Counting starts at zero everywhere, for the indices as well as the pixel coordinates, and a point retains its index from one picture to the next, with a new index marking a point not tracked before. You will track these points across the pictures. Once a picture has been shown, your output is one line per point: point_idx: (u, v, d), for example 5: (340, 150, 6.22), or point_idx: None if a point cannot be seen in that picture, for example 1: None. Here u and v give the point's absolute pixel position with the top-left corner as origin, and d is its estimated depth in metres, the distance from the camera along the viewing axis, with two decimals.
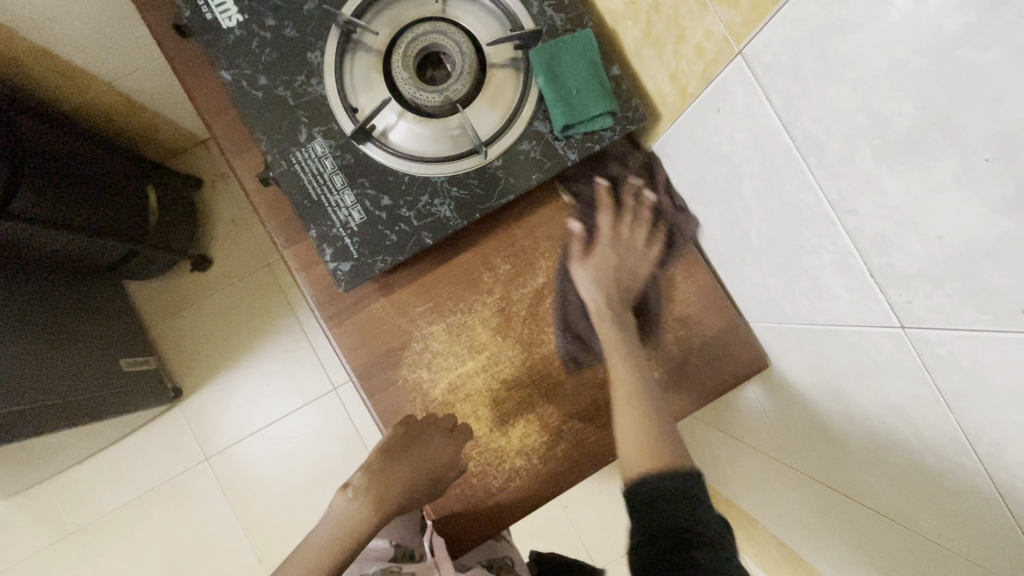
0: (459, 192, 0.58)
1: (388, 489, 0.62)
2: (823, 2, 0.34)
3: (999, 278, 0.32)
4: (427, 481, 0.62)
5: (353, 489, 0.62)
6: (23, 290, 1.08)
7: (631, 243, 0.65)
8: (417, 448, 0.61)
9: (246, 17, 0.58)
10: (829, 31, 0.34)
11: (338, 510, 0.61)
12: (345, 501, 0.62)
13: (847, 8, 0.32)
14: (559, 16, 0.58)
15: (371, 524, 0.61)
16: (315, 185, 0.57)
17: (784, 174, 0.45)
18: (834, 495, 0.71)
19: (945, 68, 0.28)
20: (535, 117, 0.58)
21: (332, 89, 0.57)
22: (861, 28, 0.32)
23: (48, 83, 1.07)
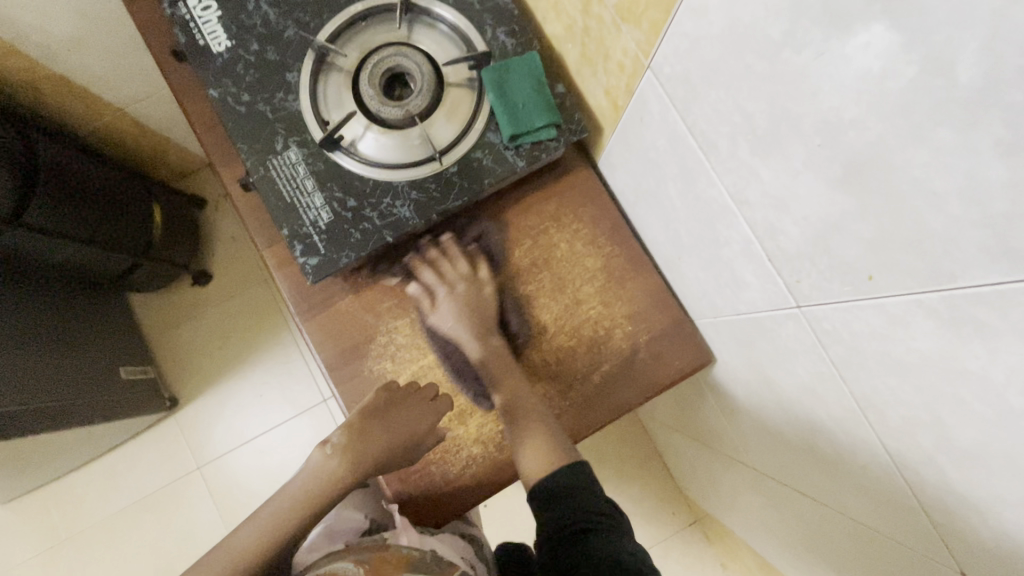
0: (418, 195, 0.64)
1: (363, 450, 0.67)
2: (694, 20, 0.40)
3: (849, 250, 0.37)
4: (405, 445, 0.66)
5: (332, 446, 0.68)
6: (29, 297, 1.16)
7: (459, 281, 0.70)
8: (396, 415, 0.65)
9: (234, 43, 0.66)
10: (702, 44, 0.40)
11: (316, 463, 0.68)
12: (323, 455, 0.68)
13: (710, 24, 0.38)
14: (510, 41, 0.65)
15: (345, 480, 0.67)
16: (289, 188, 0.64)
17: (695, 172, 0.51)
18: (786, 492, 0.73)
19: (778, 69, 0.34)
20: (487, 129, 0.64)
21: (306, 105, 0.64)
22: (722, 40, 0.38)
23: (66, 107, 1.16)
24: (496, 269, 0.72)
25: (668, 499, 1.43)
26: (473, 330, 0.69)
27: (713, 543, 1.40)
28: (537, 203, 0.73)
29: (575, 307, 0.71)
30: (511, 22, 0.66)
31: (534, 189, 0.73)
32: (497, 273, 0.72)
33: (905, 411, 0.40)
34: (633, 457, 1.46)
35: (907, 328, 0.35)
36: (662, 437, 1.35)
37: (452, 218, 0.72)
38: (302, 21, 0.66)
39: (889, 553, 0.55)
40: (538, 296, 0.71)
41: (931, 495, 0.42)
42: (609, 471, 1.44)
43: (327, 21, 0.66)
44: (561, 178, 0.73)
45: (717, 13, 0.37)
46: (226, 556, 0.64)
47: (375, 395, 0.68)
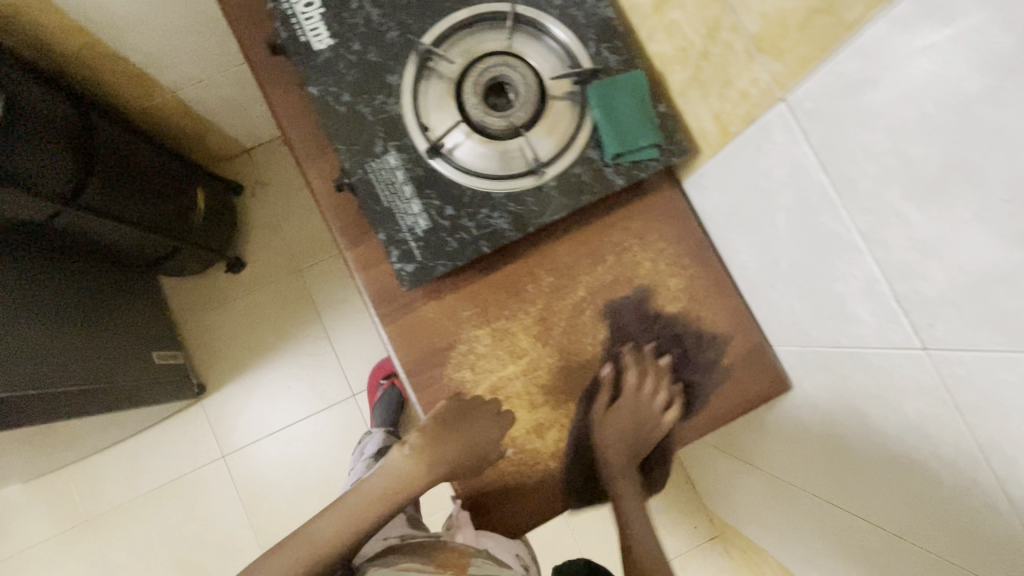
0: (516, 207, 0.63)
1: (437, 454, 0.68)
2: (861, 61, 0.39)
3: (1010, 301, 0.37)
4: (473, 456, 0.68)
5: (409, 446, 0.70)
6: (70, 276, 1.15)
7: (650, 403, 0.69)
8: (467, 424, 0.68)
9: (336, 41, 0.65)
10: (865, 87, 0.40)
11: (393, 461, 0.70)
12: (400, 456, 0.70)
13: (883, 68, 0.38)
14: (614, 57, 0.65)
15: (419, 481, 0.69)
16: (386, 193, 0.63)
17: (819, 207, 0.51)
18: (849, 520, 0.74)
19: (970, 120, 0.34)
20: (588, 145, 0.64)
21: (408, 109, 0.64)
22: (896, 86, 0.38)
23: (118, 87, 1.14)
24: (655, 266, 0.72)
25: (690, 511, 1.44)
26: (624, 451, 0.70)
27: (733, 556, 1.42)
28: (622, 220, 0.72)
29: (657, 326, 0.71)
30: (616, 39, 0.66)
31: (620, 206, 0.73)
32: (579, 287, 0.71)
33: None
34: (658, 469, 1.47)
35: None
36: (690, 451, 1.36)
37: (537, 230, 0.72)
38: (405, 23, 0.65)
39: None
40: (620, 315, 0.71)
41: None
42: None
43: (430, 25, 0.65)
44: (648, 197, 0.73)
45: (897, 58, 0.37)
46: (312, 541, 0.68)
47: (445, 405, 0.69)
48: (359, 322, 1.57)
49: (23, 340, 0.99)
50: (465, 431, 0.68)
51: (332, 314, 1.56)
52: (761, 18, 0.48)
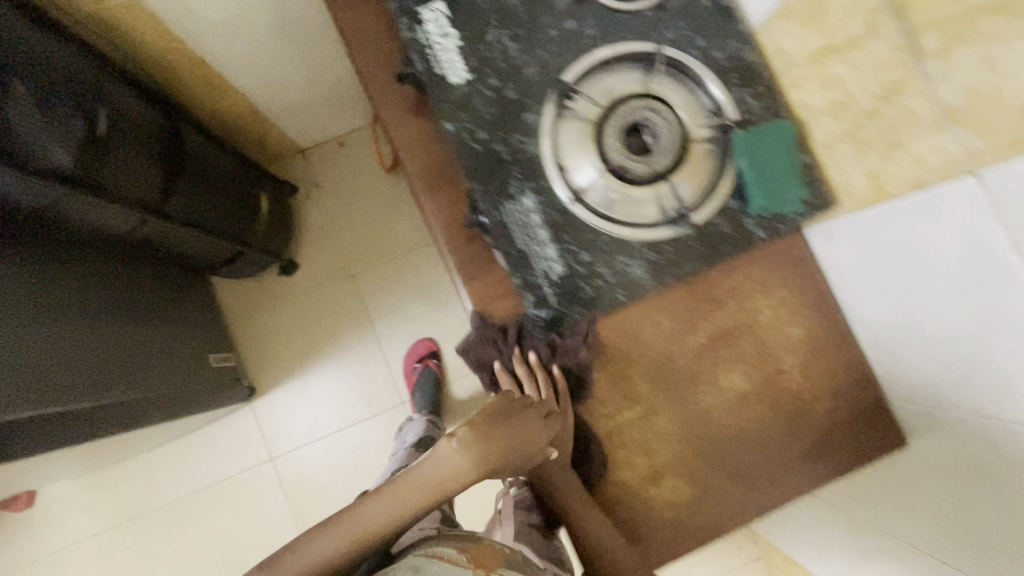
0: (654, 256, 0.62)
1: (490, 452, 0.61)
2: None
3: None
4: (522, 457, 0.63)
5: (458, 439, 0.60)
6: (140, 279, 1.13)
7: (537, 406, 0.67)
8: (516, 423, 0.63)
9: (473, 76, 0.63)
10: None
11: (440, 455, 0.60)
12: (448, 449, 0.60)
13: None
14: (757, 104, 0.63)
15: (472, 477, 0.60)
16: (522, 236, 0.62)
17: (998, 284, 0.49)
18: None
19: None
20: (730, 195, 0.62)
21: (547, 150, 0.62)
22: None
23: (193, 91, 1.12)
24: (775, 314, 0.71)
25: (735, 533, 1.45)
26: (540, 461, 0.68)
27: None
28: (746, 266, 0.70)
29: (776, 375, 0.70)
30: (759, 84, 0.64)
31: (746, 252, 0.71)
32: (698, 333, 0.70)
33: None
34: None
35: None
36: None
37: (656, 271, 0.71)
38: (544, 59, 0.63)
39: None
40: (738, 363, 0.70)
41: None
42: None
43: (571, 61, 0.63)
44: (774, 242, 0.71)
45: None
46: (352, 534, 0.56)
47: (495, 400, 0.65)
48: (409, 329, 1.55)
49: (89, 343, 0.94)
50: (515, 427, 0.63)
51: (384, 320, 1.55)
52: (964, 91, 0.47)
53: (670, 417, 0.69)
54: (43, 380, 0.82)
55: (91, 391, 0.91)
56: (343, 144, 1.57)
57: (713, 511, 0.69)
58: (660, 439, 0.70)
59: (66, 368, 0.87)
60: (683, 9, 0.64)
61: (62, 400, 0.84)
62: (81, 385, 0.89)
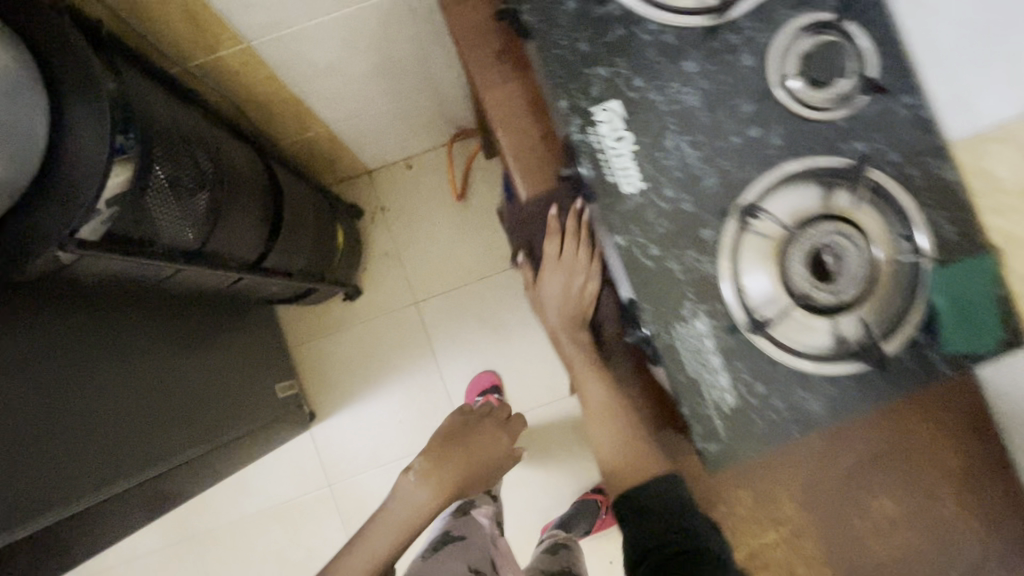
0: (832, 390, 0.59)
1: (445, 481, 0.97)
2: None
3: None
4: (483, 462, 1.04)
5: (419, 474, 0.96)
6: (218, 319, 1.11)
7: (572, 265, 0.77)
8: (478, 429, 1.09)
9: (648, 185, 0.58)
10: None
11: (407, 495, 0.96)
12: (414, 483, 0.96)
13: None
14: (952, 229, 0.58)
15: (431, 496, 0.95)
16: (693, 362, 0.58)
17: None
18: None
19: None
20: (918, 330, 0.58)
21: (726, 274, 0.58)
22: None
23: (281, 125, 1.08)
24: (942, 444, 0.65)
25: None
26: (568, 317, 0.79)
27: None
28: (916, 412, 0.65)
29: (932, 505, 0.65)
30: (957, 206, 0.58)
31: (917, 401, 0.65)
32: (851, 456, 0.66)
33: None
34: None
35: None
36: None
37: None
38: (724, 168, 0.58)
39: None
40: (893, 490, 0.66)
41: None
42: None
43: (756, 175, 0.58)
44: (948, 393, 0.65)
45: None
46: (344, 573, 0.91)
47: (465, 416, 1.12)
48: (471, 359, 1.52)
49: (175, 399, 0.91)
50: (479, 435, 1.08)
51: (444, 349, 1.53)
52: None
53: (818, 541, 0.66)
54: (115, 453, 0.76)
55: (159, 459, 0.84)
56: (410, 166, 1.52)
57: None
58: (806, 563, 0.66)
59: (136, 438, 0.80)
60: (879, 119, 0.59)
61: (125, 477, 0.77)
62: (169, 443, 0.87)
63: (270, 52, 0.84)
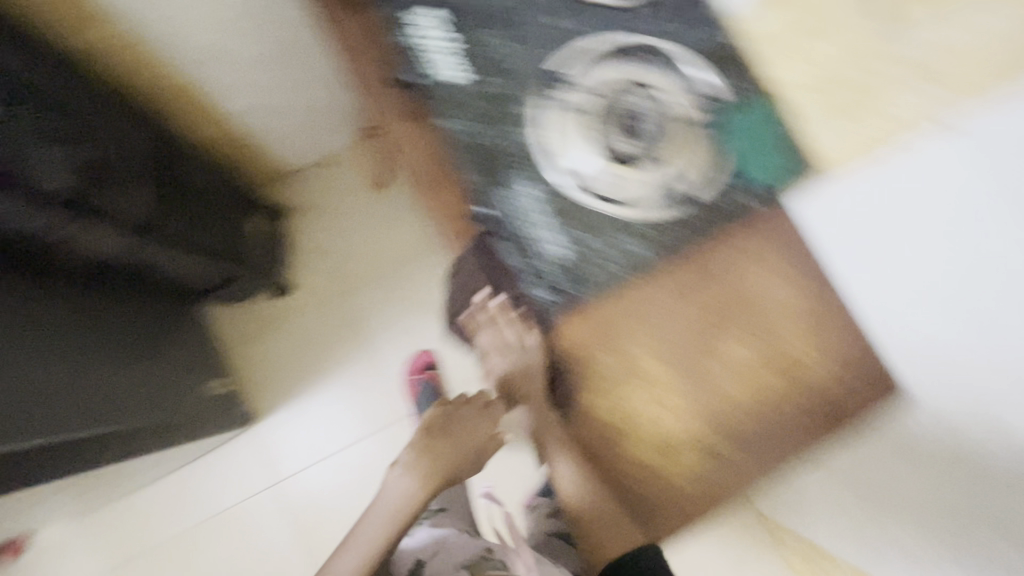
0: (649, 232, 0.67)
1: (434, 461, 0.94)
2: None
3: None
4: (471, 454, 0.94)
5: (402, 465, 0.97)
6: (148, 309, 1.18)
7: (511, 344, 0.75)
8: (458, 424, 0.94)
9: (466, 74, 0.68)
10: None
11: (391, 482, 0.98)
12: (398, 475, 0.97)
13: None
14: (737, 82, 0.66)
15: (421, 482, 0.95)
16: (520, 222, 0.68)
17: (965, 222, 0.55)
18: None
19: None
20: (716, 170, 0.67)
21: (541, 143, 0.66)
22: None
23: (184, 118, 1.15)
24: (783, 288, 0.70)
25: None
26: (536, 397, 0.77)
27: None
28: (750, 263, 0.71)
29: (782, 343, 0.71)
30: (738, 64, 0.67)
31: (747, 250, 0.70)
32: (696, 307, 0.70)
33: None
34: None
35: None
36: None
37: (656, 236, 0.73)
38: (531, 52, 0.66)
39: None
40: (738, 339, 0.71)
41: None
42: None
43: (555, 54, 0.67)
44: (780, 231, 0.70)
45: None
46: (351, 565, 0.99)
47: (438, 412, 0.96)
48: (405, 343, 1.53)
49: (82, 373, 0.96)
50: (458, 429, 0.94)
51: (377, 336, 1.53)
52: (941, 49, 0.54)
53: (677, 389, 0.71)
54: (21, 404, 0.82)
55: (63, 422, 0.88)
56: (329, 165, 1.56)
57: (721, 488, 0.72)
58: (665, 412, 0.71)
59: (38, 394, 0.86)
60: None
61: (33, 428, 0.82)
62: (77, 411, 0.91)
63: (161, 35, 0.95)
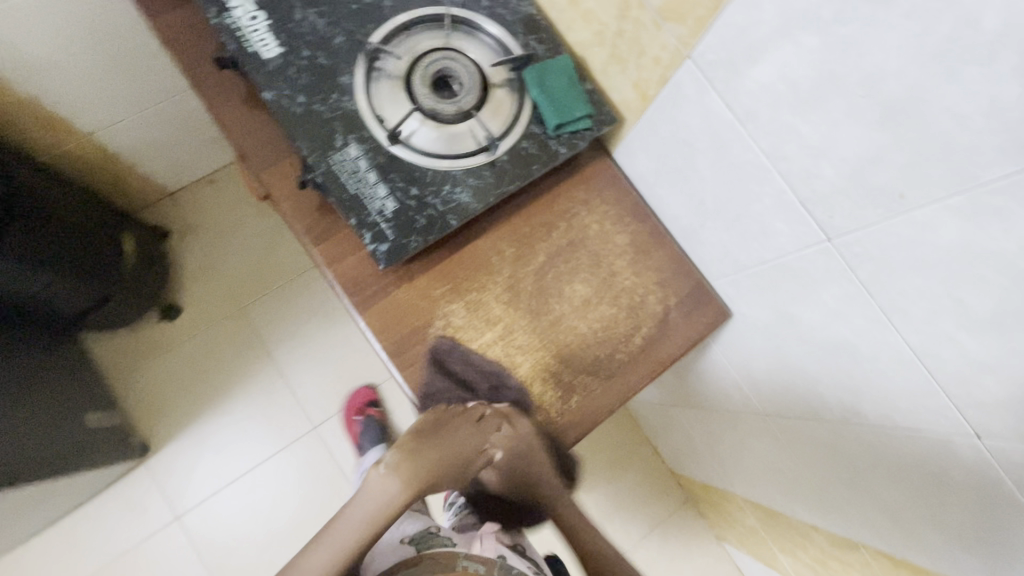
0: (475, 182, 0.71)
1: (419, 468, 0.69)
2: (732, 33, 0.56)
3: (934, 170, 0.46)
4: (459, 464, 0.71)
5: (385, 465, 0.70)
6: (15, 338, 1.08)
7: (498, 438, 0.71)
8: (451, 432, 0.70)
9: (285, 49, 0.70)
10: (739, 44, 0.56)
11: (372, 485, 0.69)
12: (377, 476, 0.69)
13: (755, 27, 0.54)
14: (542, 46, 0.75)
15: (404, 498, 0.68)
16: (351, 181, 0.68)
17: (731, 141, 0.63)
18: (819, 473, 0.85)
19: (899, 29, 0.44)
20: (531, 122, 0.73)
21: (364, 106, 0.69)
22: (759, 37, 0.54)
23: (31, 136, 1.10)
24: (609, 228, 0.80)
25: (655, 480, 1.48)
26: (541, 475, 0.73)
27: (707, 516, 1.46)
28: (580, 208, 0.80)
29: (617, 276, 0.79)
30: (541, 31, 0.75)
31: (576, 198, 0.80)
32: (540, 252, 0.78)
33: (929, 305, 0.53)
34: (620, 444, 1.49)
35: (935, 231, 0.48)
36: (643, 415, 1.42)
37: (507, 201, 0.79)
38: (350, 29, 0.71)
39: (926, 531, 0.71)
40: (578, 277, 0.78)
41: (966, 392, 0.54)
42: (605, 463, 1.47)
43: (374, 28, 0.72)
44: (599, 179, 0.81)
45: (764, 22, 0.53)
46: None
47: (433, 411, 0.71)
48: (310, 351, 1.51)
49: None
50: (452, 437, 0.70)
51: (280, 347, 1.50)
52: None
53: (529, 330, 0.75)
54: None
55: None
56: (213, 181, 1.55)
57: (578, 422, 0.74)
58: (520, 353, 0.75)
59: None
60: None
61: None
62: None
63: None
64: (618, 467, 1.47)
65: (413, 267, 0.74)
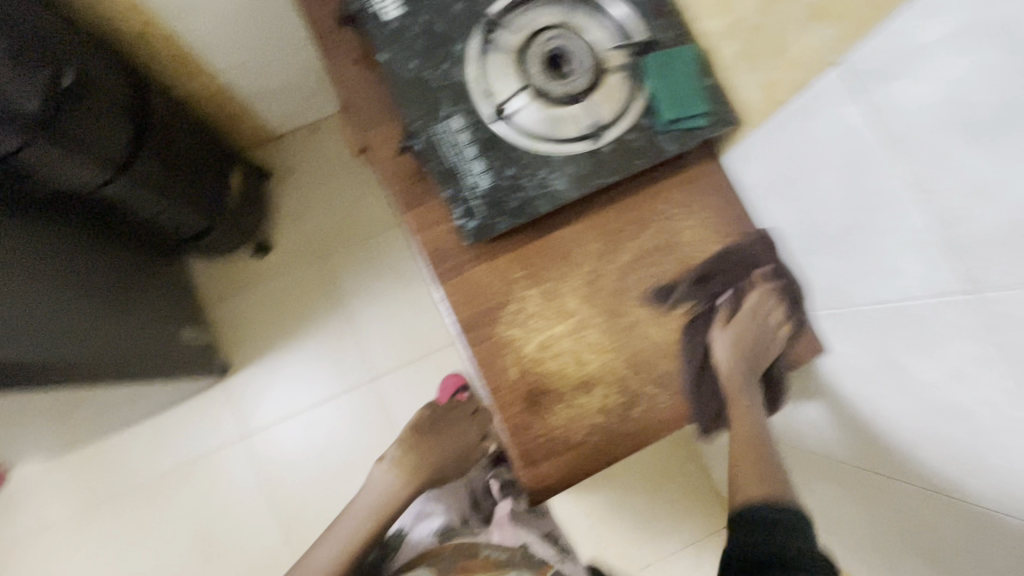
0: (573, 170, 0.69)
1: (423, 460, 0.82)
2: (897, 42, 0.49)
3: None
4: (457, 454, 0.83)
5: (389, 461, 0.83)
6: (123, 252, 1.20)
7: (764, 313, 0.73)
8: (446, 429, 0.83)
9: (405, 12, 0.70)
10: (904, 55, 0.49)
11: (377, 477, 0.82)
12: (382, 471, 0.82)
13: (926, 36, 0.46)
14: (666, 34, 0.70)
15: (407, 488, 0.81)
16: (451, 153, 0.68)
17: (871, 163, 0.56)
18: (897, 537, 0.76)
19: None
20: (643, 113, 0.69)
21: (475, 77, 0.68)
22: (932, 48, 0.46)
23: (166, 71, 1.20)
24: (706, 237, 0.75)
25: (701, 498, 1.43)
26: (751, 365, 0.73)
27: None
28: (678, 211, 0.75)
29: (703, 289, 0.75)
30: (669, 18, 0.71)
31: (676, 199, 0.75)
32: (626, 252, 0.74)
33: None
34: (670, 454, 1.45)
35: None
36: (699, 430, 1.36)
37: (602, 193, 0.76)
38: None
39: None
40: (665, 281, 0.74)
41: None
42: (650, 470, 1.44)
43: None
44: (705, 184, 0.76)
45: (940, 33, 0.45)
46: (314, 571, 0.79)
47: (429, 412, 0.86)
48: (380, 305, 1.57)
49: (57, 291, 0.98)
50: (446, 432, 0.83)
51: (354, 297, 1.57)
52: None
53: (604, 329, 0.73)
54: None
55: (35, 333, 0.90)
56: (316, 130, 1.62)
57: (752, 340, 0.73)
58: (590, 351, 0.73)
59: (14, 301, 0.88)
60: None
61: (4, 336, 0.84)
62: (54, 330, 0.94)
63: None
64: (664, 476, 1.44)
65: (497, 247, 0.73)
